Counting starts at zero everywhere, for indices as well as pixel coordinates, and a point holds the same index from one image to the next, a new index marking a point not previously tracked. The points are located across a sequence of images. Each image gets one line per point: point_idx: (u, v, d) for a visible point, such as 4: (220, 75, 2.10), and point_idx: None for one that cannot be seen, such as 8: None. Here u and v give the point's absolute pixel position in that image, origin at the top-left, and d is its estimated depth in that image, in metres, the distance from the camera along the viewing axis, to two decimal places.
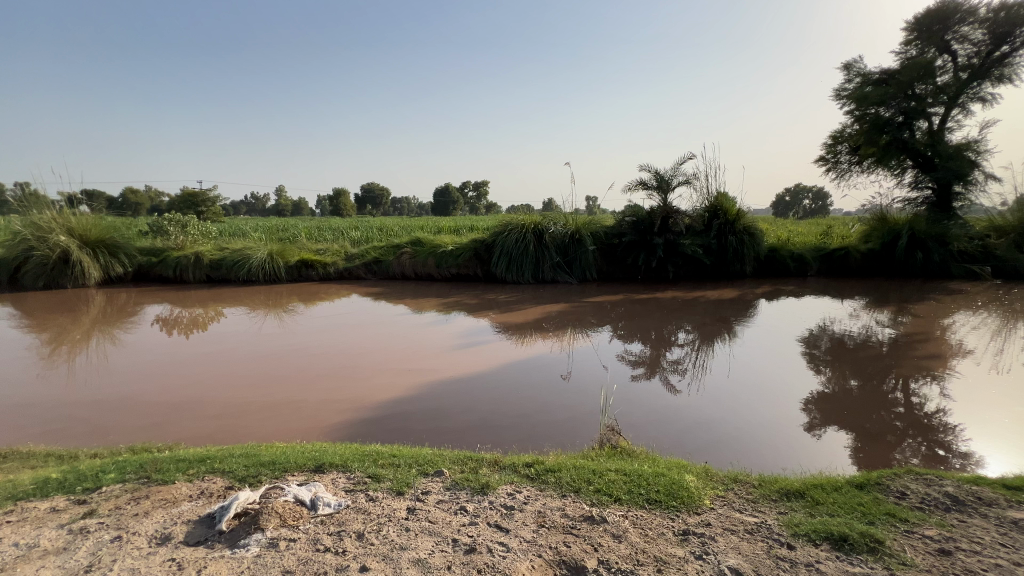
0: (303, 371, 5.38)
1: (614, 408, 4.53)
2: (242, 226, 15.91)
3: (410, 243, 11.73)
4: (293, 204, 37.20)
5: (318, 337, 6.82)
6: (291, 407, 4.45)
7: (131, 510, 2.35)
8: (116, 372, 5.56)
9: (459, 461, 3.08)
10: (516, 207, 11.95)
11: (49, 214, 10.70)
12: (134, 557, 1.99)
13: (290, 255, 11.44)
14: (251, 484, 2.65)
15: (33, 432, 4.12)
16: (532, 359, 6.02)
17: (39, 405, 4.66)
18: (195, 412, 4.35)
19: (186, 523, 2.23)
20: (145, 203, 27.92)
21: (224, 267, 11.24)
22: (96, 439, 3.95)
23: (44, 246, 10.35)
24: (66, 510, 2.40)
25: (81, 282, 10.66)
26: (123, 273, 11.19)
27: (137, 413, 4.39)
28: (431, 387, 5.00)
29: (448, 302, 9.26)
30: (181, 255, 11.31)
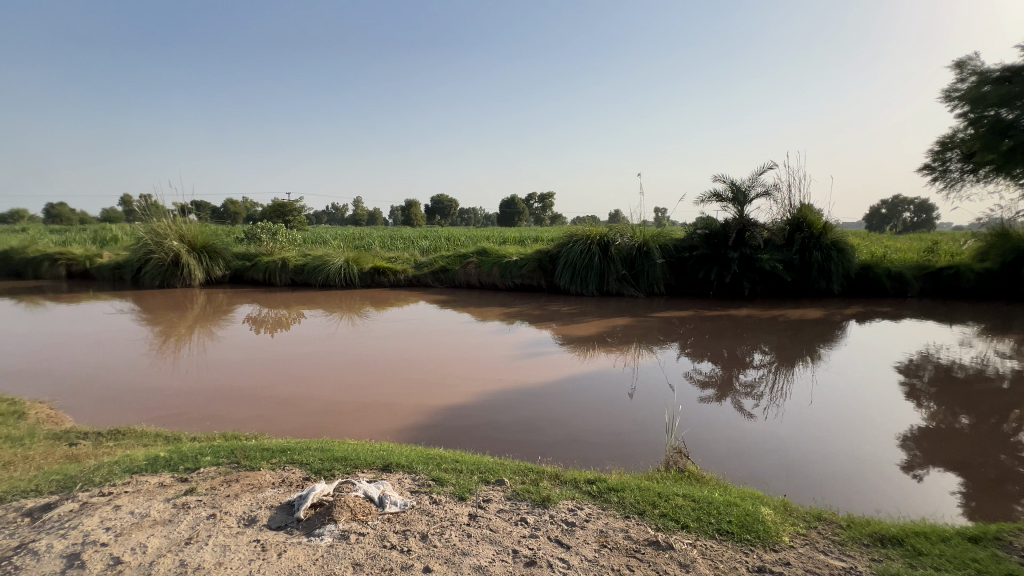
0: (388, 376, 5.58)
1: (684, 430, 4.31)
2: (323, 234, 17.13)
3: (476, 253, 12.02)
4: (369, 215, 39.55)
5: (400, 342, 7.08)
6: (376, 410, 4.64)
7: (224, 491, 2.59)
8: (223, 365, 6.16)
9: (521, 471, 3.08)
10: (582, 219, 11.87)
11: (166, 222, 12.16)
12: (226, 535, 2.18)
13: (364, 262, 12.13)
14: (326, 477, 2.82)
15: (159, 414, 4.66)
16: (596, 373, 5.92)
17: (162, 391, 5.28)
18: (291, 408, 4.69)
19: (269, 508, 2.41)
20: (242, 212, 30.95)
21: (306, 272, 12.15)
22: (209, 424, 4.38)
23: (161, 250, 11.79)
24: (171, 486, 2.68)
25: (187, 282, 11.98)
26: (221, 276, 12.45)
27: (243, 404, 4.81)
28: (495, 395, 5.05)
29: (511, 312, 9.36)
30: (270, 260, 12.39)
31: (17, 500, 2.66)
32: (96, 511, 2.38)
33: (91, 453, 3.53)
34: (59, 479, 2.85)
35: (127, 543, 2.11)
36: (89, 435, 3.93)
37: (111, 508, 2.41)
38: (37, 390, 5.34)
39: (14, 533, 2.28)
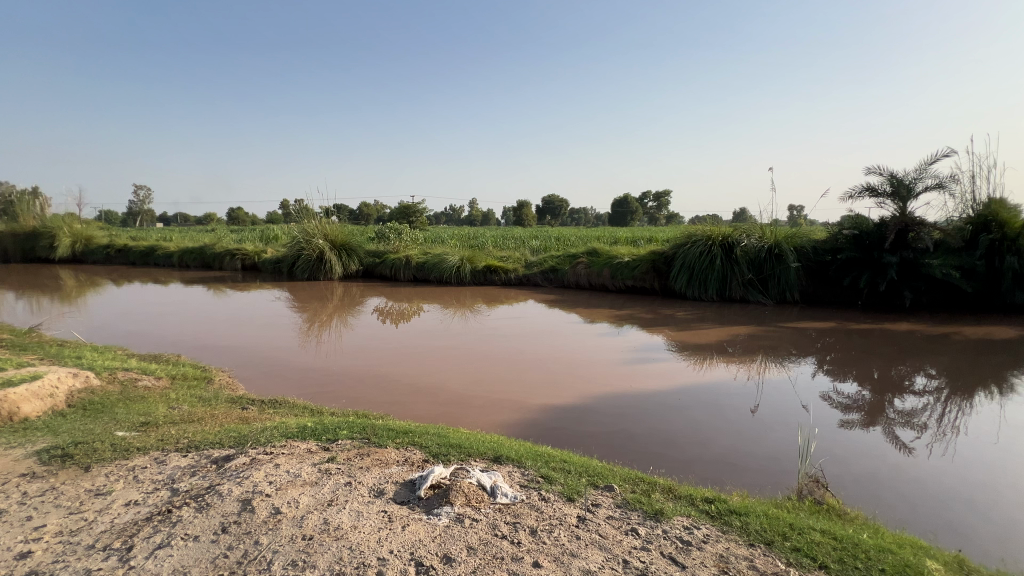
0: (502, 373, 5.75)
1: (823, 459, 3.79)
2: (441, 234, 18.33)
3: (586, 253, 11.91)
4: (484, 215, 41.43)
5: (514, 340, 7.28)
6: (490, 405, 4.83)
7: (358, 463, 2.90)
8: (360, 352, 6.92)
9: (631, 480, 2.98)
10: (701, 219, 11.09)
11: (314, 223, 14.02)
12: (359, 502, 2.42)
13: (478, 261, 12.71)
14: (443, 461, 3.01)
15: (310, 390, 5.39)
16: (713, 384, 5.51)
17: (313, 370, 6.10)
18: (417, 396, 5.09)
19: (395, 484, 2.63)
20: (374, 213, 34.34)
21: (426, 269, 13.09)
22: (349, 403, 4.96)
23: (310, 247, 13.61)
24: (317, 453, 3.07)
25: (329, 276, 13.68)
26: (356, 271, 13.99)
27: (376, 388, 5.35)
28: (607, 400, 4.94)
29: (621, 314, 9.11)
30: (396, 258, 13.60)
31: (208, 449, 3.27)
32: (261, 467, 2.81)
33: (257, 417, 4.20)
34: (235, 436, 3.45)
35: (284, 496, 2.45)
36: (254, 402, 4.68)
37: (272, 466, 2.82)
38: (221, 361, 6.53)
39: (205, 476, 2.80)
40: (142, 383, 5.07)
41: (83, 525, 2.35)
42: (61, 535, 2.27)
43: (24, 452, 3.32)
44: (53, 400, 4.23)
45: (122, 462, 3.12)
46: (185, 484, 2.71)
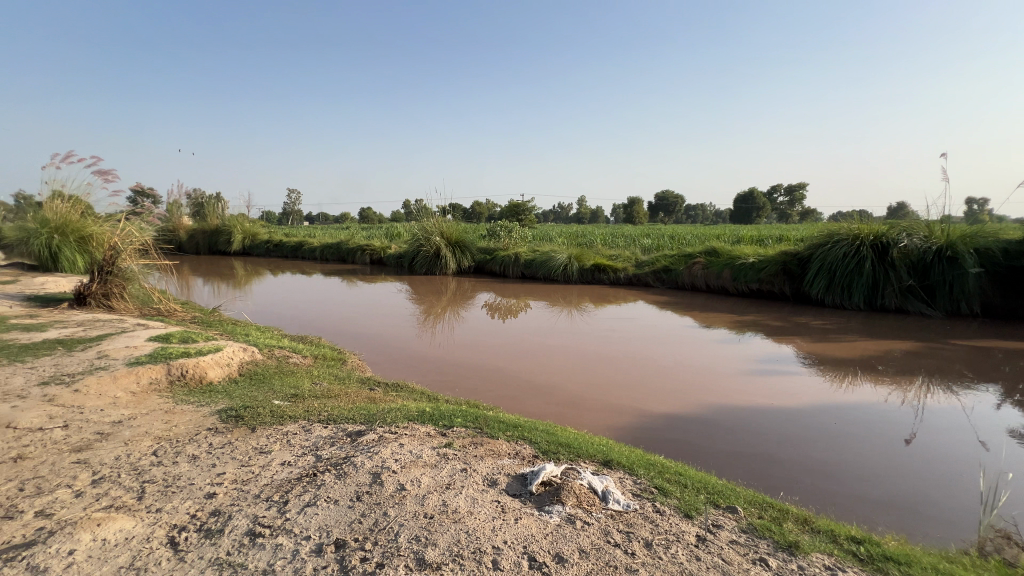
0: (612, 376, 5.61)
1: (1015, 512, 3.07)
2: (549, 232, 18.45)
3: (704, 253, 11.11)
4: (592, 213, 40.84)
5: (625, 342, 7.05)
6: (600, 408, 4.74)
7: (473, 450, 3.01)
8: (472, 344, 7.28)
9: (758, 503, 2.71)
10: (846, 215, 9.68)
11: (432, 221, 15.01)
12: (474, 489, 2.51)
13: (586, 259, 12.58)
14: (552, 459, 3.01)
15: (428, 377, 5.80)
16: (857, 404, 4.79)
17: (431, 359, 6.55)
18: (526, 391, 5.20)
19: (507, 476, 2.69)
20: (485, 212, 35.53)
21: (534, 266, 13.28)
22: (463, 392, 5.25)
23: (428, 244, 14.60)
24: (435, 437, 3.25)
25: (444, 271, 14.56)
26: (468, 266, 14.70)
27: (488, 381, 5.58)
28: (727, 414, 4.56)
29: (742, 320, 8.34)
30: (506, 255, 14.00)
31: (343, 423, 3.67)
32: (388, 444, 3.06)
33: (382, 398, 4.63)
34: (365, 414, 3.83)
35: (407, 474, 2.64)
36: (380, 384, 5.17)
37: (397, 444, 3.05)
38: (353, 345, 7.32)
39: (342, 447, 3.14)
40: (292, 359, 5.88)
41: (251, 477, 2.77)
42: (236, 483, 2.70)
43: (210, 410, 4.05)
44: (229, 368, 5.10)
45: (279, 427, 3.65)
46: (327, 453, 3.07)
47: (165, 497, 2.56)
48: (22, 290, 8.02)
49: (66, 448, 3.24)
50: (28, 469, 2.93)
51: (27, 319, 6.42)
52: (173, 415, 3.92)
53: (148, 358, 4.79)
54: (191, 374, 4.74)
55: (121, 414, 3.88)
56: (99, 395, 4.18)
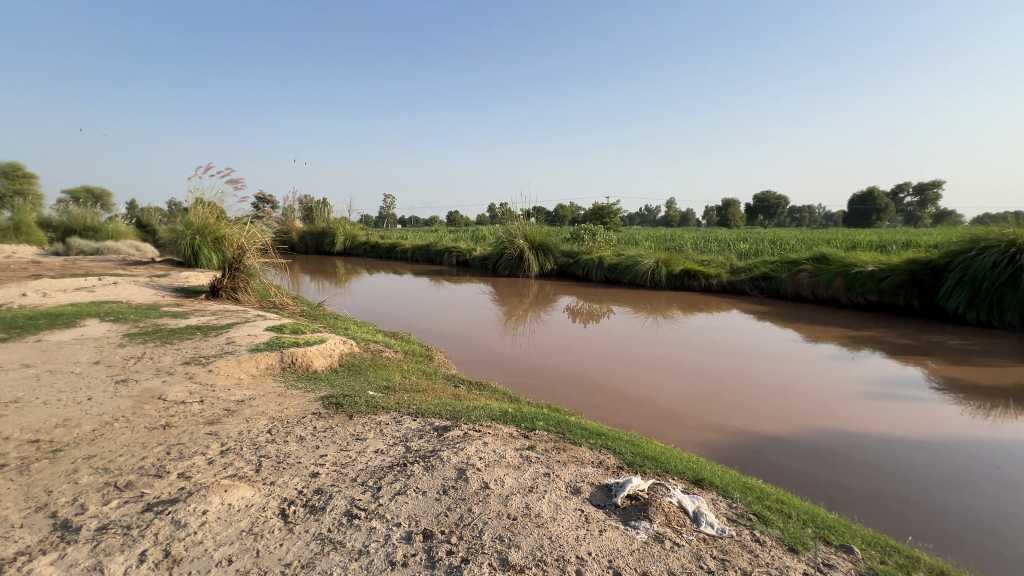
0: (703, 390, 5.29)
1: None
2: (635, 235, 17.88)
3: (811, 259, 10.08)
4: (683, 216, 38.86)
5: (717, 354, 6.61)
6: (688, 423, 4.48)
7: (556, 455, 2.97)
8: (554, 348, 7.26)
9: (881, 546, 2.37)
10: (997, 218, 8.25)
11: (516, 224, 15.23)
12: (558, 495, 2.48)
13: (675, 264, 12.02)
14: (638, 472, 2.88)
15: (510, 378, 5.88)
16: (1012, 442, 4.03)
17: (513, 360, 6.63)
18: (609, 400, 5.08)
19: (591, 485, 2.62)
20: (568, 215, 35.38)
21: (619, 270, 12.93)
22: (544, 395, 5.25)
23: (512, 246, 14.84)
24: (518, 438, 3.25)
25: (527, 273, 14.69)
26: (550, 269, 14.72)
27: (570, 386, 5.53)
28: (840, 441, 4.08)
29: (858, 335, 7.43)
30: (589, 258, 13.80)
31: (431, 417, 3.83)
32: (473, 441, 3.12)
33: (467, 396, 4.76)
34: (451, 410, 3.97)
35: (491, 473, 2.67)
36: (464, 382, 5.33)
37: (481, 442, 3.10)
38: (440, 343, 7.64)
39: (430, 440, 3.28)
40: (385, 354, 6.27)
41: (348, 461, 2.98)
42: (336, 465, 2.92)
43: (315, 396, 4.44)
44: (332, 358, 5.56)
45: (373, 416, 3.90)
46: (416, 445, 3.21)
47: (278, 472, 2.85)
48: (172, 283, 9.44)
49: (201, 421, 3.73)
50: (173, 436, 3.42)
51: (174, 307, 7.53)
52: (284, 398, 4.36)
53: (266, 345, 5.38)
54: (300, 362, 5.25)
55: (243, 394, 4.40)
56: (227, 375, 4.78)
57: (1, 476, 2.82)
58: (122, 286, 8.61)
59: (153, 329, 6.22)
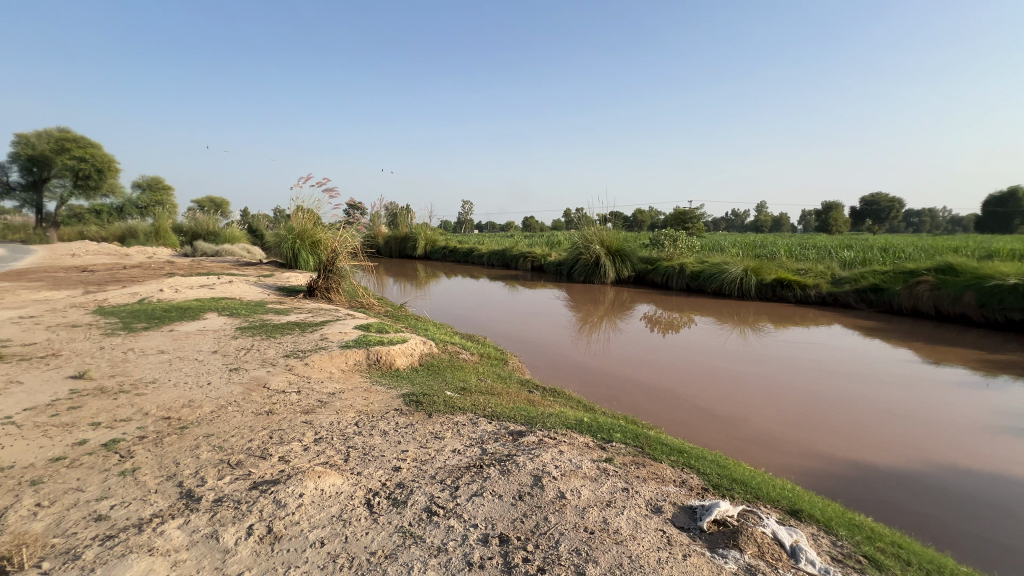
0: (798, 412, 4.85)
1: None
2: (720, 241, 16.87)
3: (933, 270, 8.88)
4: (775, 221, 35.98)
5: (815, 373, 6.02)
6: (781, 448, 4.13)
7: (635, 470, 2.85)
8: (630, 358, 7.05)
9: None
10: None
11: (593, 230, 15.01)
12: (637, 513, 2.37)
13: (765, 273, 11.17)
14: (725, 496, 2.68)
15: (585, 386, 5.80)
16: None
17: (587, 368, 6.53)
18: (690, 417, 4.83)
19: (673, 505, 2.49)
20: (647, 220, 34.20)
21: (701, 278, 12.27)
22: (620, 407, 5.11)
23: (588, 252, 14.63)
24: (595, 449, 3.16)
25: (603, 280, 14.41)
26: (628, 276, 14.32)
27: (648, 399, 5.33)
28: (971, 482, 3.54)
29: (994, 359, 6.39)
30: (670, 265, 13.24)
31: (506, 421, 3.86)
32: (548, 449, 3.09)
33: (541, 402, 4.75)
34: (525, 415, 3.97)
35: (567, 483, 2.63)
36: (538, 388, 5.33)
37: (557, 451, 3.06)
38: (514, 348, 7.72)
39: (506, 444, 3.30)
40: (462, 355, 6.45)
41: (428, 458, 3.09)
42: (416, 462, 3.03)
43: (397, 393, 4.67)
44: (413, 357, 5.83)
45: (451, 416, 4.02)
46: (492, 447, 3.26)
47: (365, 463, 3.02)
48: (276, 282, 10.46)
49: (298, 410, 4.07)
50: (275, 422, 3.76)
51: (278, 305, 8.32)
52: (370, 394, 4.63)
53: (354, 343, 5.76)
54: (384, 360, 5.55)
55: (334, 387, 4.74)
56: (320, 369, 5.17)
57: (141, 446, 3.27)
58: (236, 285, 9.68)
59: (260, 324, 6.91)
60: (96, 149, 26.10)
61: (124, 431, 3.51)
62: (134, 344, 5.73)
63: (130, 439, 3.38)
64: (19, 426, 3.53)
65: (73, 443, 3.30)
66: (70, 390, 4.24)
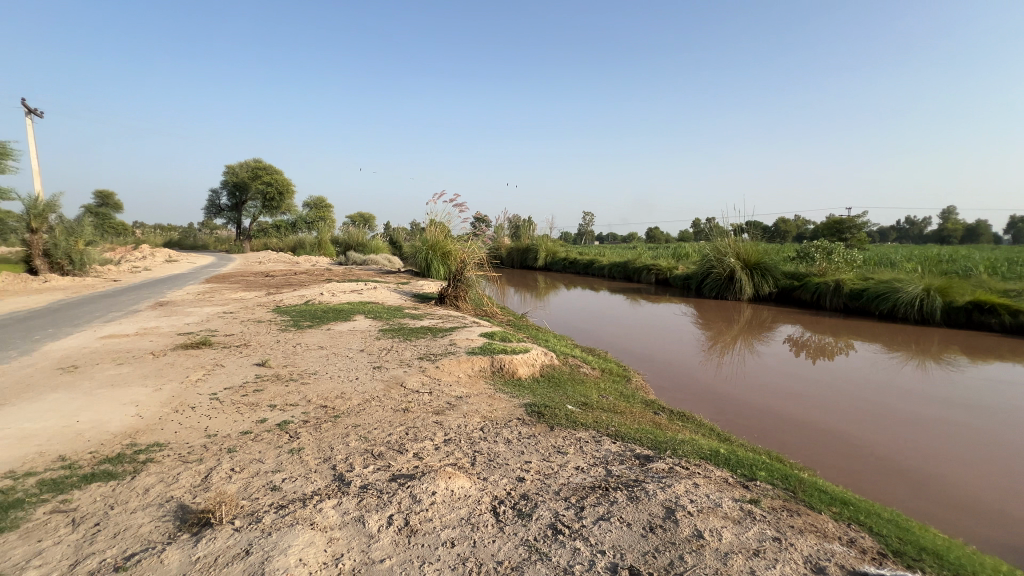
0: (1004, 472, 3.90)
1: None
2: (890, 254, 14.30)
3: None
4: (969, 229, 29.29)
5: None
6: (981, 515, 3.36)
7: (787, 518, 2.48)
8: (768, 383, 6.35)
9: None
10: None
11: (726, 241, 13.82)
12: (794, 570, 2.05)
13: (957, 294, 9.18)
14: (912, 567, 2.19)
15: (714, 410, 5.36)
16: None
17: (716, 391, 6.05)
18: (848, 459, 4.18)
19: (841, 568, 2.09)
20: (793, 230, 30.35)
21: (865, 297, 10.50)
22: (756, 437, 4.63)
23: (721, 265, 13.47)
24: (736, 487, 2.83)
25: (738, 296, 13.14)
26: (769, 293, 12.84)
27: (792, 432, 4.74)
28: None
29: None
30: (822, 281, 11.56)
31: (631, 442, 3.67)
32: (681, 480, 2.84)
33: (667, 425, 4.44)
34: (652, 439, 3.74)
35: (706, 522, 2.38)
36: (664, 410, 5.01)
37: (691, 483, 2.80)
38: (634, 363, 7.46)
39: (631, 468, 3.13)
40: (582, 369, 6.34)
41: (552, 473, 3.06)
42: (539, 475, 3.02)
43: (519, 402, 4.74)
44: (534, 367, 5.90)
45: (573, 431, 3.95)
46: (617, 470, 3.11)
47: (490, 470, 3.09)
48: (412, 289, 11.48)
49: (430, 410, 4.36)
50: (410, 419, 4.08)
51: (413, 310, 9.10)
52: (494, 400, 4.78)
53: (480, 350, 6.01)
54: (507, 368, 5.70)
55: (462, 391, 5.00)
56: (449, 373, 5.49)
57: (305, 429, 3.79)
58: (379, 291, 10.85)
59: (399, 327, 7.61)
60: (279, 175, 31.69)
61: (293, 414, 4.10)
62: (301, 339, 6.72)
63: (297, 422, 3.93)
64: (221, 401, 4.34)
65: (257, 420, 3.94)
66: (255, 375, 5.11)
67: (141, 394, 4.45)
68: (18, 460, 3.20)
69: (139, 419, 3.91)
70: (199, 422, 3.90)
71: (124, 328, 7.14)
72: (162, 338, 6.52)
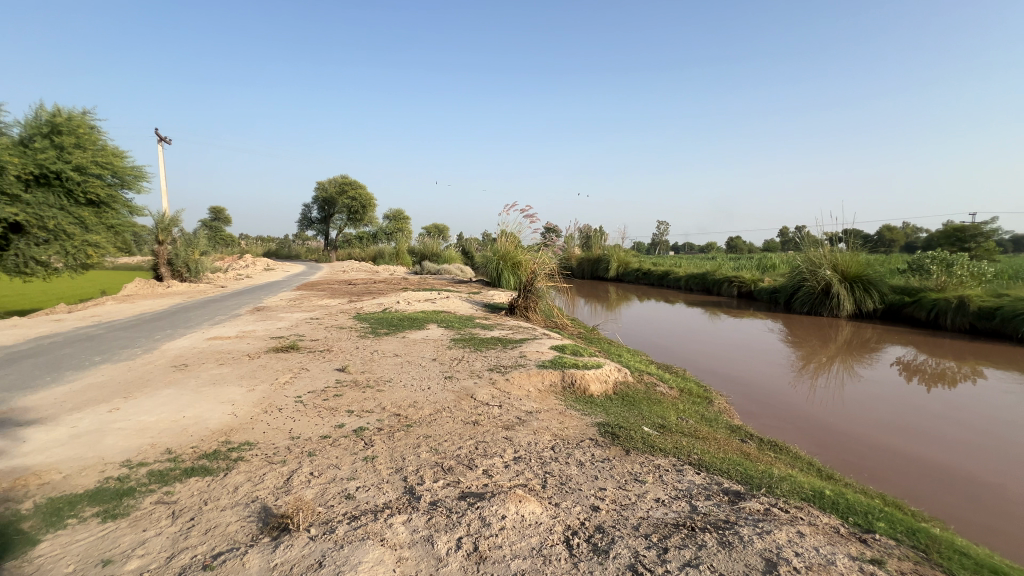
0: None
1: None
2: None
3: None
4: None
5: None
6: None
7: None
8: (874, 410, 5.61)
9: None
10: None
11: (821, 251, 12.56)
12: None
13: None
14: None
15: (810, 441, 4.80)
16: None
17: (811, 418, 5.43)
18: (984, 510, 3.55)
19: None
20: (901, 240, 27.09)
21: (999, 317, 8.99)
22: (863, 475, 4.06)
23: (814, 278, 12.23)
24: (851, 541, 2.42)
25: (835, 312, 11.83)
26: (873, 309, 11.44)
27: (907, 472, 4.13)
28: None
29: None
30: (941, 297, 10.08)
31: (717, 475, 3.32)
32: (782, 526, 2.49)
33: (758, 457, 4.00)
34: (742, 472, 3.37)
35: None
36: (753, 438, 4.54)
37: (794, 531, 2.45)
38: (714, 382, 6.95)
39: (720, 506, 2.81)
40: (659, 388, 5.96)
41: (629, 504, 2.83)
42: (615, 505, 2.80)
43: (591, 421, 4.51)
44: (606, 384, 5.63)
45: (650, 457, 3.67)
46: (703, 506, 2.81)
47: (562, 495, 2.93)
48: (483, 299, 11.60)
49: (499, 424, 4.27)
50: (480, 433, 4.01)
51: (484, 320, 9.16)
52: (565, 418, 4.59)
53: (551, 364, 5.86)
54: (578, 385, 5.49)
55: (531, 406, 4.87)
56: (519, 386, 5.38)
57: (378, 437, 3.85)
58: (451, 300, 11.07)
59: (470, 337, 7.66)
60: (363, 190, 33.86)
61: (368, 421, 4.20)
62: (378, 346, 6.97)
63: (371, 429, 4.02)
64: (305, 404, 4.56)
65: (336, 425, 4.09)
66: (336, 380, 5.34)
67: (236, 393, 4.81)
68: (134, 450, 3.54)
69: (234, 417, 4.21)
70: (284, 423, 4.11)
71: (227, 331, 7.84)
72: (257, 341, 7.08)
